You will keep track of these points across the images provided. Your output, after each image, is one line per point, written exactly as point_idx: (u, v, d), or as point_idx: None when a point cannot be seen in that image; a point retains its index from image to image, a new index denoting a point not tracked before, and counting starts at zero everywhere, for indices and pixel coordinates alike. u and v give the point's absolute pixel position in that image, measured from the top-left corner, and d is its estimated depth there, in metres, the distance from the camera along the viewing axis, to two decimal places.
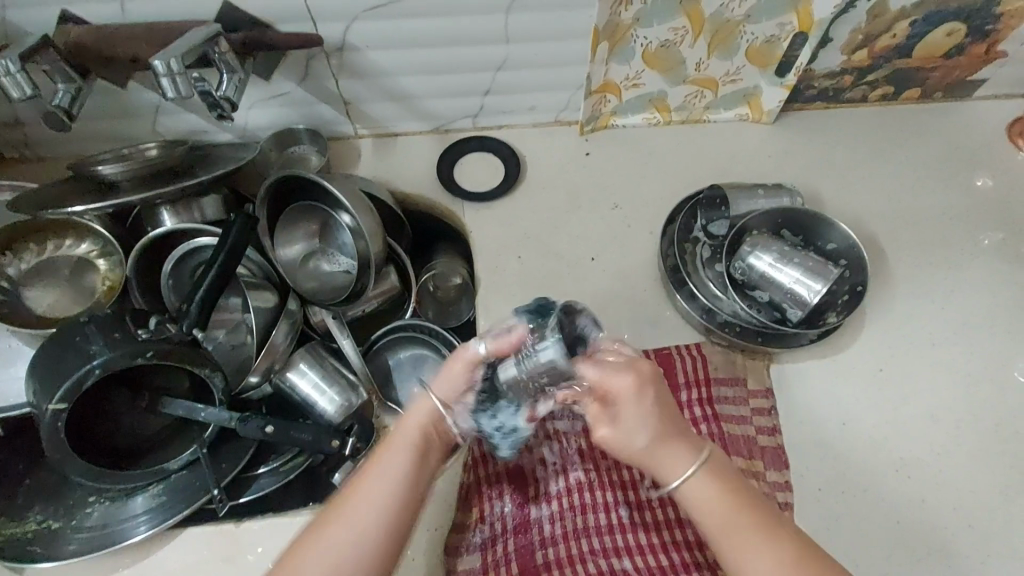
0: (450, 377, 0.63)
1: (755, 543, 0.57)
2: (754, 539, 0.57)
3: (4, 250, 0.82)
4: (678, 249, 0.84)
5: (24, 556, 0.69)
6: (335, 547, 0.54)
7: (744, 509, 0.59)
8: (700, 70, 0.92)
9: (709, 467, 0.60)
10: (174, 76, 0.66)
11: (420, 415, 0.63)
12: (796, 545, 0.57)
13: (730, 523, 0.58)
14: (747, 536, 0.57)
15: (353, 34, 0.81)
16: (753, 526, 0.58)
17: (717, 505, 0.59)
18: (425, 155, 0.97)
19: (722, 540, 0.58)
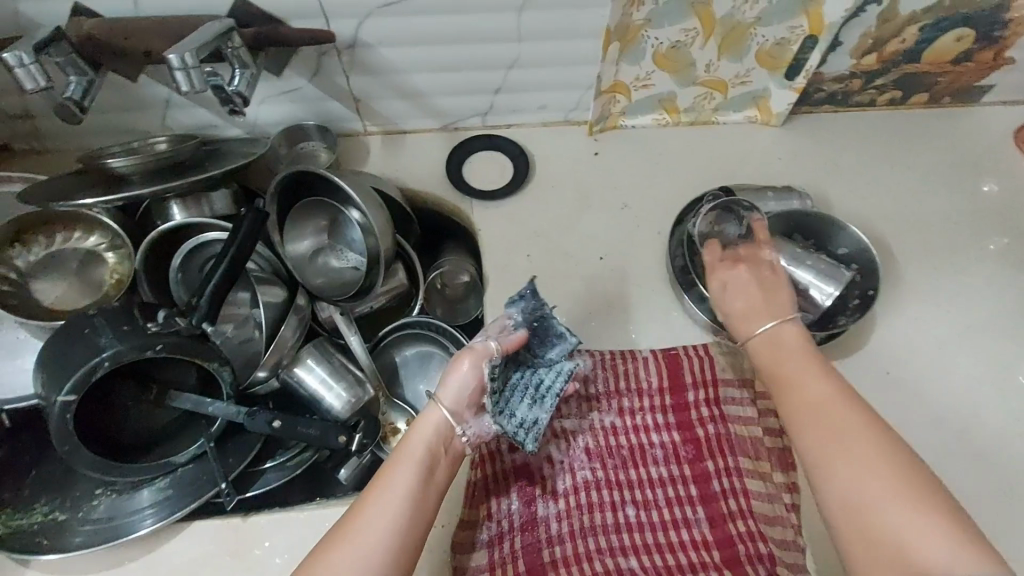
0: (461, 391, 0.66)
1: (847, 429, 0.57)
2: (806, 392, 0.60)
3: (14, 241, 0.82)
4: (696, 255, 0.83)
5: (32, 547, 0.69)
6: (357, 549, 0.54)
7: (823, 374, 0.61)
8: (710, 71, 0.92)
9: (782, 333, 0.66)
10: (188, 70, 0.65)
11: (427, 429, 0.64)
12: (862, 407, 0.58)
13: (803, 376, 0.62)
14: (808, 377, 0.61)
15: (366, 31, 0.82)
16: (816, 371, 0.61)
17: (794, 354, 0.64)
18: (435, 152, 0.97)
19: (796, 376, 0.62)
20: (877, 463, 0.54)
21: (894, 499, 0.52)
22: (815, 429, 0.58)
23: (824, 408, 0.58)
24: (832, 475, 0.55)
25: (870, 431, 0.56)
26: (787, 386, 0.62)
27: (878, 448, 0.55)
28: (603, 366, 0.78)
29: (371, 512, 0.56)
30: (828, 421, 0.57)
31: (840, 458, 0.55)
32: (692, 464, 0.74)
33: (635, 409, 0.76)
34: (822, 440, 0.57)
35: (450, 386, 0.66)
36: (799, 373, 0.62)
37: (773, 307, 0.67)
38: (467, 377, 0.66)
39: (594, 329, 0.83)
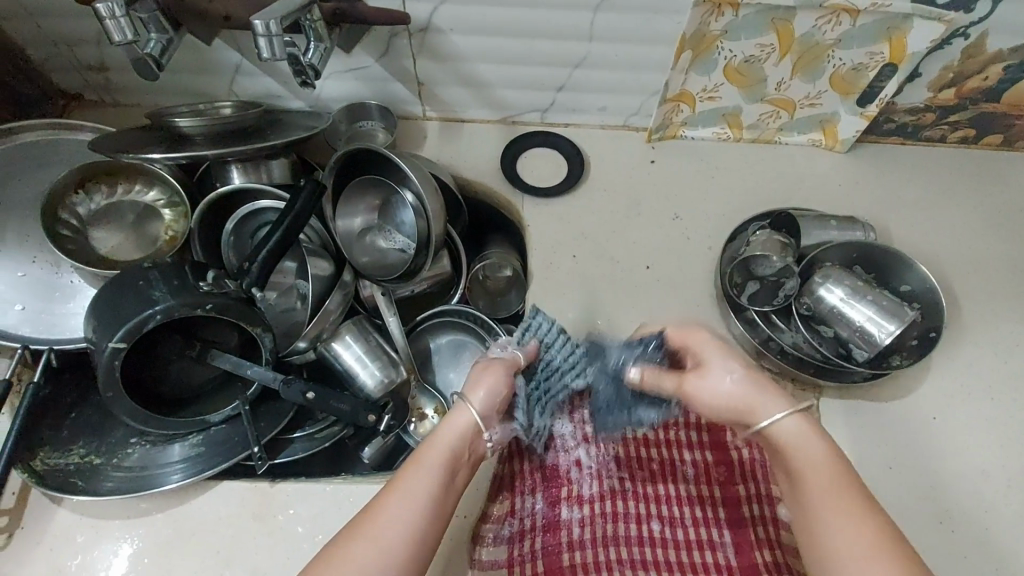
0: (490, 395, 0.66)
1: (877, 557, 0.49)
2: (840, 510, 0.52)
3: (78, 188, 0.83)
4: (758, 275, 0.80)
5: (65, 487, 0.70)
6: (376, 545, 0.52)
7: (839, 476, 0.54)
8: (780, 90, 0.90)
9: (810, 428, 0.59)
10: (271, 37, 0.66)
11: (453, 431, 0.62)
12: (890, 535, 0.51)
13: (826, 485, 0.54)
14: (836, 498, 0.53)
15: (439, 16, 0.81)
16: (848, 490, 0.53)
17: (817, 456, 0.56)
18: (490, 144, 0.97)
19: (811, 488, 0.54)
20: (882, 549, 0.50)
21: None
22: (838, 542, 0.51)
23: (844, 543, 0.51)
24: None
25: (895, 549, 0.50)
26: (809, 504, 0.54)
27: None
28: None
29: (390, 509, 0.54)
30: (845, 533, 0.51)
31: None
32: (723, 487, 0.72)
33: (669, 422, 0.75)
34: (848, 555, 0.50)
35: (480, 390, 0.66)
36: (831, 488, 0.54)
37: (782, 397, 0.61)
38: (497, 383, 0.66)
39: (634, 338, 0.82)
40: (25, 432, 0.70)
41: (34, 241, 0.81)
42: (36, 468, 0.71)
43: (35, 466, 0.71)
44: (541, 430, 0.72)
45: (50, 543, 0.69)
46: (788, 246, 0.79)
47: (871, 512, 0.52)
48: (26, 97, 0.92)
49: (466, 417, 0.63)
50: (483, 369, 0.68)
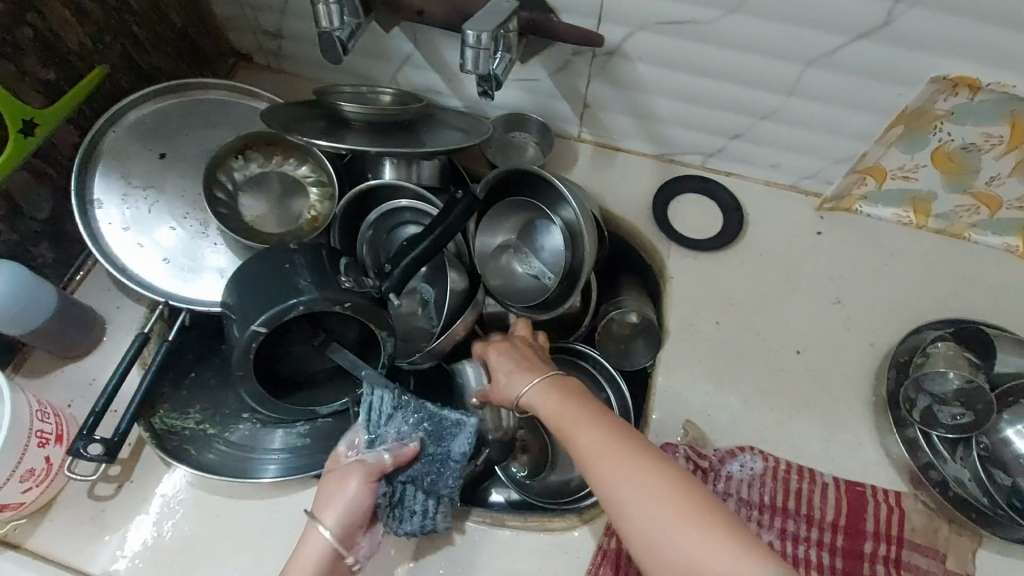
0: (348, 502, 0.60)
1: (615, 453, 0.50)
2: (605, 448, 0.51)
3: (238, 153, 0.84)
4: (931, 394, 0.69)
5: (178, 451, 0.71)
6: None
7: (609, 429, 0.53)
8: (991, 184, 0.79)
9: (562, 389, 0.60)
10: (479, 50, 0.63)
11: (314, 556, 0.58)
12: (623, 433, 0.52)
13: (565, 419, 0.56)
14: (580, 421, 0.55)
15: (632, 42, 0.76)
16: (595, 418, 0.54)
17: (550, 409, 0.58)
18: (642, 179, 0.91)
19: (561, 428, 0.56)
20: (626, 447, 0.50)
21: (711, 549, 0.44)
22: (619, 479, 0.49)
23: (597, 451, 0.51)
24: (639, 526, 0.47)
25: (659, 467, 0.49)
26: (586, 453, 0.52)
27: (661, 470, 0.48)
28: (776, 478, 0.69)
29: None
30: (595, 443, 0.52)
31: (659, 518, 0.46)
32: None
33: (800, 536, 0.67)
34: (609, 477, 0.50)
35: (335, 504, 0.60)
36: (595, 436, 0.53)
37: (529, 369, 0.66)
38: (357, 496, 0.61)
39: (770, 427, 0.74)
40: (151, 388, 0.72)
41: (188, 198, 0.82)
42: (155, 425, 0.72)
43: (155, 423, 0.72)
44: (428, 509, 0.67)
45: (154, 502, 0.70)
46: (976, 367, 0.70)
47: (658, 470, 0.48)
48: (203, 53, 0.94)
49: (318, 538, 0.59)
50: (337, 475, 0.62)
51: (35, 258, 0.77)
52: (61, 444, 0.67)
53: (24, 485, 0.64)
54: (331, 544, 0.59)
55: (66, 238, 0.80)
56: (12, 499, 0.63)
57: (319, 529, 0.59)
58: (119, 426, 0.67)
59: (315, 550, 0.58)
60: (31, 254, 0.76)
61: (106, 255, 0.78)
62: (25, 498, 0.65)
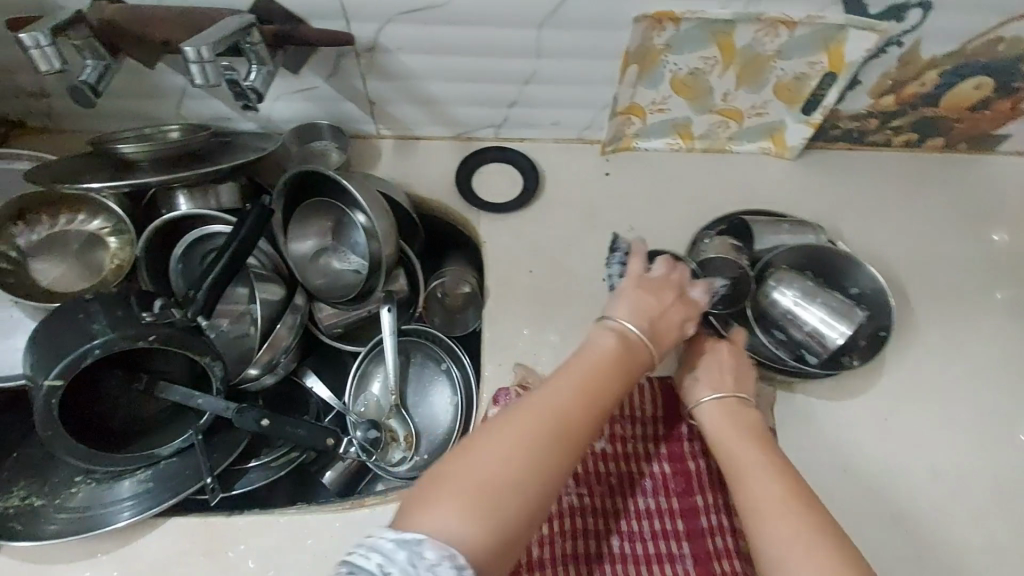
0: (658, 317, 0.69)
1: (761, 468, 0.60)
2: (749, 467, 0.61)
3: (16, 220, 0.81)
4: (713, 281, 0.82)
5: (5, 533, 0.67)
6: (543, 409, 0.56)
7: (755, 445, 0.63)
8: (727, 100, 0.92)
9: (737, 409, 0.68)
10: (203, 63, 0.63)
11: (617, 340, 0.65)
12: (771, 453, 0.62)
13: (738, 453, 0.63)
14: (745, 452, 0.62)
15: (385, 35, 0.81)
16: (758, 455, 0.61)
17: (726, 431, 0.66)
18: (446, 160, 0.97)
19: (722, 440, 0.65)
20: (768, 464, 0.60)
21: (821, 554, 0.52)
22: (760, 498, 0.57)
23: (742, 457, 0.62)
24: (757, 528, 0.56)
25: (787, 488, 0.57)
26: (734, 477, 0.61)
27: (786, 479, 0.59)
28: None
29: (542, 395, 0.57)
30: (742, 453, 0.62)
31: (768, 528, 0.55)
32: (682, 498, 0.72)
33: (624, 435, 0.75)
34: (748, 491, 0.59)
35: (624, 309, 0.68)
36: (748, 456, 0.62)
37: (725, 385, 0.70)
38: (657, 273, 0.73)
39: None
40: None
41: None
42: None
43: None
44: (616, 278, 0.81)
45: None
46: (741, 251, 0.83)
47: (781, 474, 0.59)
48: None
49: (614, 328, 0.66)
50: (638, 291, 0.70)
51: None
52: None
53: None
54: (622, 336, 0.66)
55: None
56: None
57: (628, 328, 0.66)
58: None
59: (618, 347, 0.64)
60: None
61: None
62: None
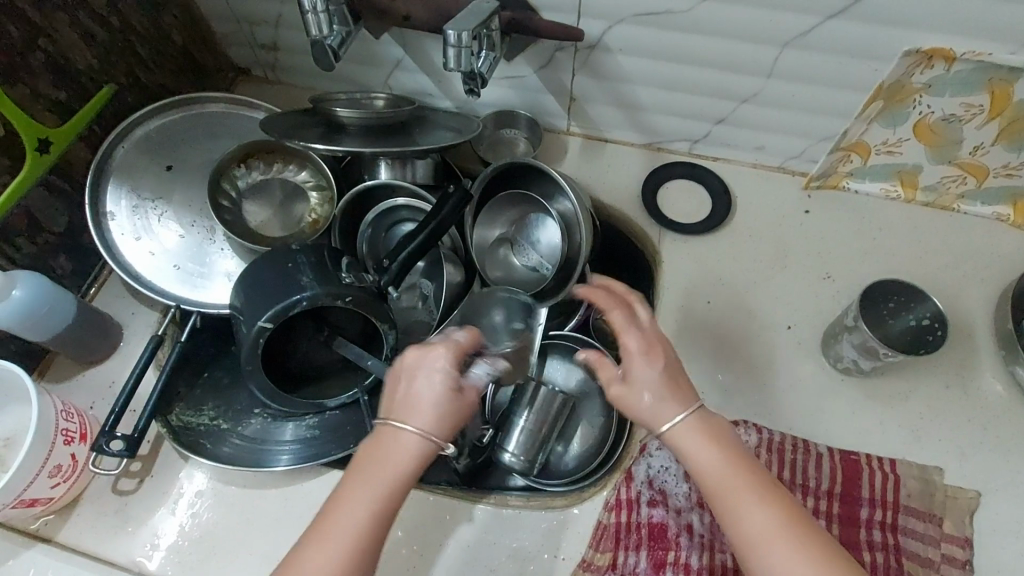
0: (443, 411, 0.54)
1: (791, 544, 0.49)
2: (772, 538, 0.49)
3: (240, 162, 0.88)
4: None
5: (195, 446, 0.75)
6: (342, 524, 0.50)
7: (727, 454, 0.54)
8: (976, 154, 0.79)
9: (704, 420, 0.56)
10: (460, 48, 0.66)
11: (384, 452, 0.52)
12: (798, 511, 0.51)
13: (780, 527, 0.50)
14: (776, 523, 0.50)
15: (612, 35, 0.78)
16: (788, 516, 0.50)
17: (718, 467, 0.53)
18: (633, 169, 0.93)
19: (724, 491, 0.52)
20: (794, 527, 0.50)
21: None
22: None
23: (767, 527, 0.50)
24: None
25: (800, 530, 0.49)
26: (728, 496, 0.52)
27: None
28: (770, 449, 0.72)
29: (354, 489, 0.51)
30: (763, 516, 0.50)
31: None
32: None
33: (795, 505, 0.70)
34: (745, 514, 0.51)
35: (421, 409, 0.53)
36: (776, 521, 0.50)
37: (680, 394, 0.56)
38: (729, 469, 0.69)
39: (757, 401, 0.77)
40: (167, 387, 0.76)
41: (195, 207, 0.87)
42: (172, 422, 0.77)
43: (172, 421, 0.77)
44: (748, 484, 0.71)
45: (174, 495, 0.74)
46: None
47: (813, 555, 0.48)
48: (205, 69, 0.98)
49: (397, 435, 0.53)
50: (439, 393, 0.54)
51: (55, 270, 0.81)
52: (84, 441, 0.71)
53: (53, 481, 0.68)
54: (415, 439, 0.53)
55: (81, 249, 0.84)
56: (42, 494, 0.67)
57: (401, 428, 0.53)
58: (138, 422, 0.71)
59: (396, 450, 0.53)
60: (49, 267, 0.80)
61: (119, 263, 0.81)
62: (54, 492, 0.69)
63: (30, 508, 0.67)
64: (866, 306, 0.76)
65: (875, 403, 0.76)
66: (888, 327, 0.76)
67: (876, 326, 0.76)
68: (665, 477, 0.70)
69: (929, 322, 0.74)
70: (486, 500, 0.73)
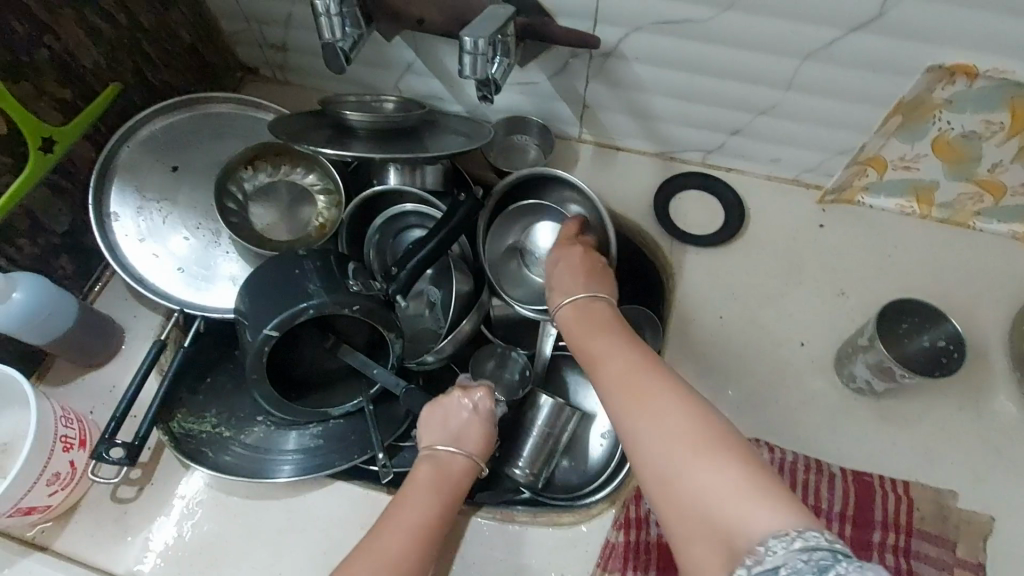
0: (482, 436, 0.68)
1: (644, 378, 0.51)
2: (631, 375, 0.52)
3: (247, 164, 0.87)
4: None
5: (196, 455, 0.74)
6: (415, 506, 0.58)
7: (611, 326, 0.60)
8: (994, 171, 0.78)
9: (585, 305, 0.64)
10: (476, 55, 0.64)
11: (442, 465, 0.64)
12: (652, 359, 0.53)
13: (626, 370, 0.52)
14: (637, 368, 0.52)
15: (628, 42, 0.77)
16: (647, 362, 0.53)
17: (587, 333, 0.60)
18: (645, 178, 0.92)
19: (595, 349, 0.58)
20: (645, 367, 0.52)
21: (696, 440, 0.45)
22: (653, 435, 0.47)
23: (620, 368, 0.53)
24: (640, 418, 0.48)
25: (652, 370, 0.51)
26: (596, 355, 0.57)
27: (693, 407, 0.47)
28: (783, 470, 0.71)
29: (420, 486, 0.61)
30: (622, 361, 0.54)
31: (685, 459, 0.45)
32: None
33: None
34: (605, 365, 0.55)
35: (468, 434, 0.67)
36: (629, 362, 0.53)
37: (580, 279, 0.67)
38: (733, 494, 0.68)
39: (769, 419, 0.76)
40: (169, 394, 0.74)
41: (200, 209, 0.85)
42: (174, 429, 0.75)
43: (174, 428, 0.75)
44: None
45: (173, 505, 0.73)
46: None
47: (673, 392, 0.49)
48: (212, 68, 0.96)
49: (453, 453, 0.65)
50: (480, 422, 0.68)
51: (57, 271, 0.79)
52: (83, 448, 0.69)
53: (50, 489, 0.66)
54: (466, 458, 0.66)
55: (84, 250, 0.82)
56: (40, 502, 0.66)
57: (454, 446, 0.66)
58: (139, 430, 0.70)
59: (450, 466, 0.65)
60: (51, 268, 0.79)
61: (122, 265, 0.80)
62: (51, 500, 0.67)
63: (26, 516, 0.66)
64: (881, 324, 0.75)
65: (889, 423, 0.75)
66: (903, 346, 0.75)
67: (891, 344, 0.75)
68: None
69: (945, 344, 0.73)
70: (492, 515, 0.72)
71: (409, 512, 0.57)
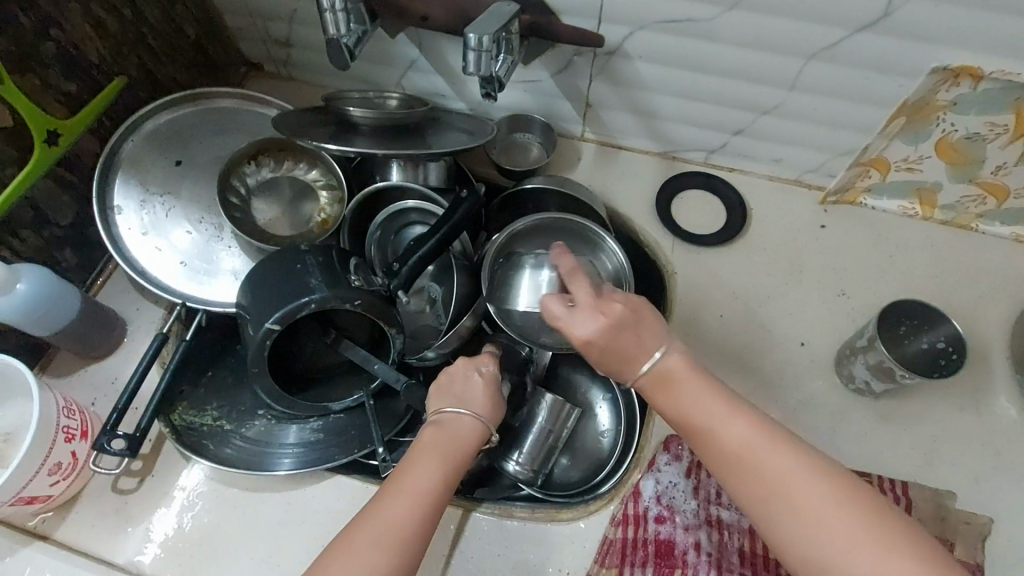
0: (490, 396, 0.65)
1: (770, 453, 0.51)
2: (748, 451, 0.51)
3: (251, 159, 0.87)
4: None
5: (197, 448, 0.74)
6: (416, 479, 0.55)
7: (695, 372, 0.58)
8: (997, 173, 0.78)
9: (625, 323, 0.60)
10: (480, 52, 0.65)
11: (449, 429, 0.61)
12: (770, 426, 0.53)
13: (755, 445, 0.52)
14: (760, 442, 0.52)
15: (632, 41, 0.77)
16: (763, 429, 0.52)
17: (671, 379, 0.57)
18: (647, 177, 0.92)
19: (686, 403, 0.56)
20: (769, 442, 0.52)
21: (843, 521, 0.47)
22: (799, 520, 0.48)
23: (745, 443, 0.52)
24: (780, 499, 0.49)
25: (773, 441, 0.51)
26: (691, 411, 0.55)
27: (823, 482, 0.49)
28: None
29: (422, 456, 0.58)
30: (741, 433, 0.52)
31: (854, 549, 0.46)
32: None
33: None
34: (708, 428, 0.54)
35: (474, 397, 0.64)
36: (740, 433, 0.52)
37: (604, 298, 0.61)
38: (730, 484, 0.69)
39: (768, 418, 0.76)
40: (171, 386, 0.75)
41: (203, 203, 0.86)
42: (175, 421, 0.76)
43: (175, 420, 0.76)
44: None
45: (173, 496, 0.73)
46: None
47: (803, 470, 0.49)
48: (216, 63, 0.97)
49: (460, 416, 0.63)
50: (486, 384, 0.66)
51: (60, 263, 0.80)
52: (85, 439, 0.70)
53: (52, 479, 0.67)
54: (474, 420, 0.63)
55: (87, 243, 0.83)
56: (41, 492, 0.66)
57: (463, 410, 0.63)
58: (140, 422, 0.70)
59: (459, 428, 0.62)
60: (55, 260, 0.79)
61: (125, 257, 0.80)
62: (53, 490, 0.68)
63: (28, 506, 0.66)
64: (882, 325, 0.75)
65: (888, 424, 0.75)
66: (903, 347, 0.75)
67: (891, 346, 0.75)
68: (673, 494, 0.69)
69: (945, 346, 0.73)
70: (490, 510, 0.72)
71: (410, 484, 0.54)
